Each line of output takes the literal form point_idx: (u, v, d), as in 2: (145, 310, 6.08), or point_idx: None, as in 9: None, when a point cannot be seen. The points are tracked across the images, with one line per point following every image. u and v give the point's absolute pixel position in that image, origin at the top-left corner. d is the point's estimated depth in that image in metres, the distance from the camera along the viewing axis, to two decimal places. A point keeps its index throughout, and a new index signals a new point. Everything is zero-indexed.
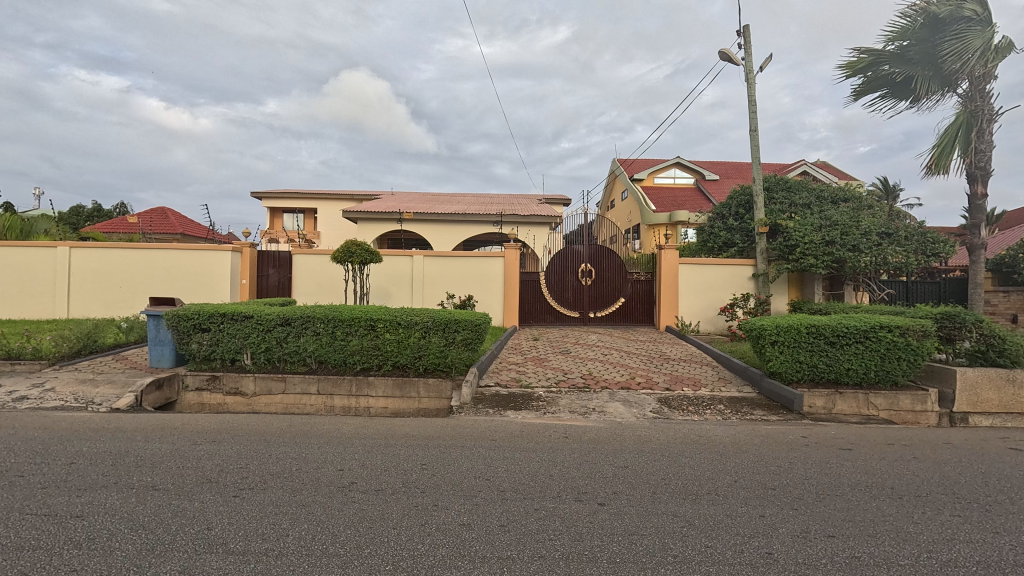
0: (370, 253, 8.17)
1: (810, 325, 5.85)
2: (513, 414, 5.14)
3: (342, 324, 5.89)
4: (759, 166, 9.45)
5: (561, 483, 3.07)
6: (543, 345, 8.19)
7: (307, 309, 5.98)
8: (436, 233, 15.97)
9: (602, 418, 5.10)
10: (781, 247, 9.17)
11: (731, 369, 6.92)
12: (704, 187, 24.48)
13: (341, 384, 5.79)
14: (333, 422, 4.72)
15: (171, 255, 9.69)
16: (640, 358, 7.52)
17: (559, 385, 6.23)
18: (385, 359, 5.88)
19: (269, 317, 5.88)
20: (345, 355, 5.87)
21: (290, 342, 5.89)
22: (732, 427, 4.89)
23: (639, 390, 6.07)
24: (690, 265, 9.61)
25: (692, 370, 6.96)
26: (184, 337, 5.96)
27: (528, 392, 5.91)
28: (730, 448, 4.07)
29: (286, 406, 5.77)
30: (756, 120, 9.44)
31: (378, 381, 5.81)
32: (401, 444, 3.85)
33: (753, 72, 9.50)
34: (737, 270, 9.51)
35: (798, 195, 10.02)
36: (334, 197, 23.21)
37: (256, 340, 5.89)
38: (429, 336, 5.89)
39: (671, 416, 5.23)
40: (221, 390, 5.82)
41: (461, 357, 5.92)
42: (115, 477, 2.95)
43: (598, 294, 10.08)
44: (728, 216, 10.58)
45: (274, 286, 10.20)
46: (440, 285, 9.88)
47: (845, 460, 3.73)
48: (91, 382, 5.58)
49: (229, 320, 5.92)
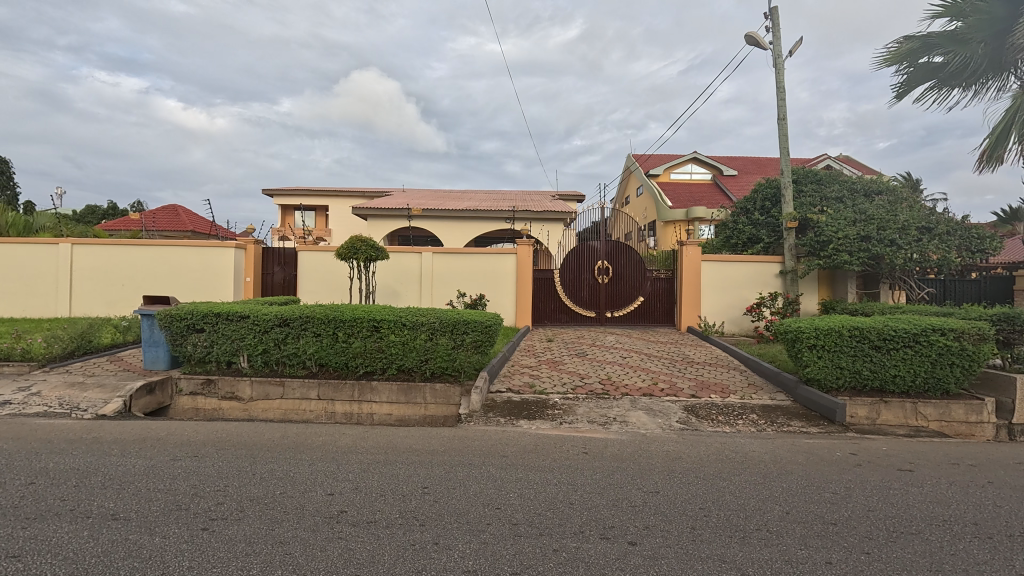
0: (376, 250, 7.79)
1: (852, 327, 5.32)
2: (526, 424, 4.71)
3: (344, 325, 5.50)
4: (787, 157, 8.89)
5: (583, 515, 2.64)
6: (558, 347, 7.76)
7: (307, 309, 5.61)
8: (447, 230, 15.60)
9: (624, 429, 4.65)
10: (811, 243, 8.57)
11: (761, 374, 6.43)
12: (722, 182, 23.76)
13: (343, 390, 5.44)
14: (331, 432, 4.35)
15: (173, 251, 9.40)
16: (661, 361, 7.06)
17: (575, 390, 5.80)
18: (389, 362, 5.50)
19: (267, 317, 5.52)
20: (346, 358, 5.50)
21: (289, 344, 5.53)
22: (770, 441, 4.41)
23: (663, 397, 5.61)
24: (713, 262, 9.10)
25: (719, 375, 6.47)
26: (178, 338, 5.64)
27: (543, 398, 5.49)
28: (773, 467, 3.59)
29: (285, 412, 5.47)
30: (785, 107, 8.87)
31: (382, 386, 5.44)
32: (402, 461, 3.46)
33: (781, 57, 8.96)
34: (763, 268, 8.98)
35: (829, 187, 9.42)
36: (345, 195, 22.99)
37: (253, 342, 5.54)
38: (436, 338, 5.48)
39: (700, 427, 4.76)
40: (217, 394, 5.53)
41: (470, 361, 5.51)
42: (72, 504, 2.59)
43: (615, 293, 9.61)
44: (752, 210, 10.00)
45: (279, 284, 10.11)
46: (450, 283, 9.49)
47: (909, 485, 3.26)
48: (79, 386, 5.27)
49: (224, 320, 5.58)
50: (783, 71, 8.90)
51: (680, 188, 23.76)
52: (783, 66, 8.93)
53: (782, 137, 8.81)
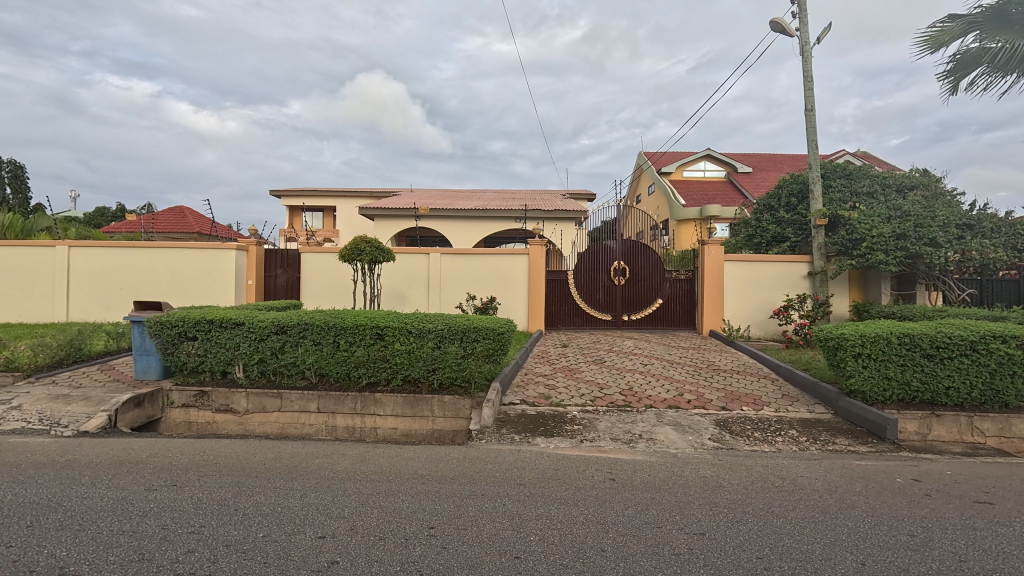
0: (382, 251, 7.41)
1: (902, 334, 4.81)
2: (543, 443, 4.28)
3: (345, 333, 5.10)
4: (815, 150, 8.39)
5: (618, 568, 2.21)
6: (573, 353, 7.32)
7: (306, 316, 5.22)
8: (455, 230, 15.20)
9: (652, 449, 4.22)
10: (842, 241, 8.05)
11: (796, 384, 5.95)
12: (736, 180, 23.15)
13: (345, 402, 5.07)
14: (329, 453, 3.95)
15: (171, 253, 9.09)
16: (685, 369, 6.59)
17: (595, 402, 5.36)
18: (394, 373, 5.10)
19: (263, 325, 5.13)
20: (349, 368, 5.11)
21: (287, 352, 5.15)
22: (818, 464, 3.94)
23: (691, 410, 5.16)
24: (737, 262, 8.61)
25: (750, 385, 5.99)
26: (169, 347, 5.27)
27: (560, 412, 5.06)
28: (831, 499, 3.13)
29: (283, 426, 5.11)
30: (812, 98, 8.37)
31: (387, 398, 5.06)
32: (407, 492, 3.05)
33: (809, 44, 8.45)
34: (790, 269, 8.48)
35: (859, 182, 8.87)
36: (354, 195, 22.73)
37: (249, 351, 5.17)
38: (445, 346, 5.06)
39: (736, 446, 4.30)
40: (211, 407, 5.18)
41: (481, 372, 5.10)
42: (17, 554, 2.20)
43: (633, 294, 9.15)
44: (776, 207, 9.47)
45: (283, 286, 9.71)
46: (459, 285, 9.08)
47: (995, 523, 2.80)
48: (64, 399, 4.92)
49: (218, 327, 5.19)
50: (810, 59, 8.39)
51: (693, 186, 23.19)
52: (810, 53, 8.43)
53: (810, 129, 8.31)
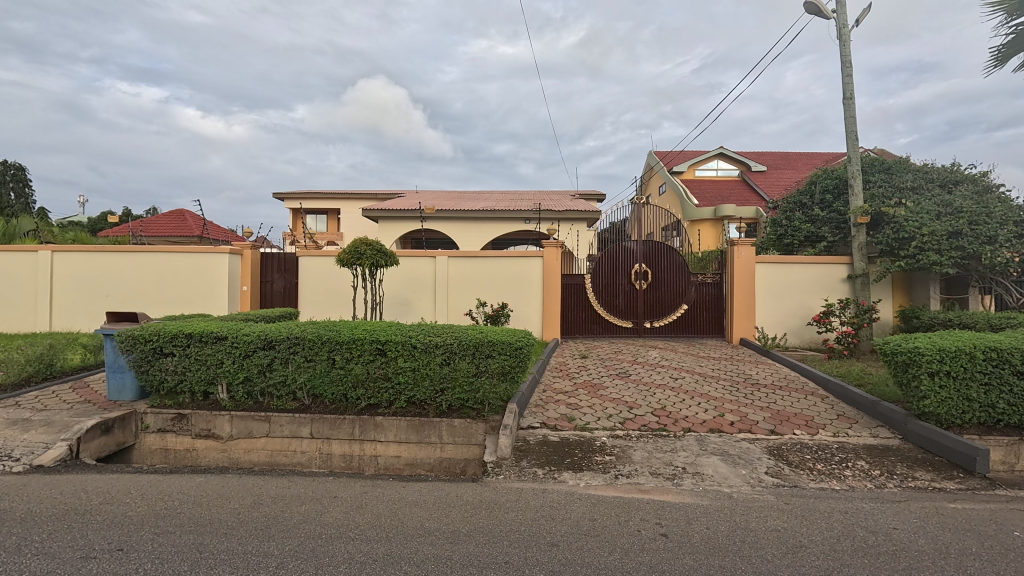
0: (384, 254, 6.79)
1: (987, 347, 4.10)
2: (572, 480, 3.64)
3: (341, 348, 4.47)
4: (855, 141, 7.71)
5: None
6: (594, 366, 6.67)
7: (297, 329, 4.59)
8: (463, 232, 14.61)
9: (700, 487, 3.57)
10: (887, 241, 7.35)
11: (850, 402, 5.28)
12: (750, 179, 22.42)
13: (342, 427, 4.49)
14: (319, 494, 3.33)
15: (159, 257, 8.50)
16: (721, 384, 5.92)
17: (625, 426, 4.71)
18: (397, 394, 4.49)
19: (248, 340, 4.51)
20: (346, 389, 4.50)
21: (275, 370, 4.54)
22: (905, 509, 3.27)
23: (737, 436, 4.50)
24: (769, 264, 7.94)
25: (797, 403, 5.31)
26: (143, 364, 4.64)
27: (587, 438, 4.41)
28: (948, 568, 2.46)
29: (271, 454, 4.54)
30: (851, 85, 7.70)
31: (389, 423, 4.47)
32: (410, 561, 2.41)
33: (847, 27, 7.78)
34: (827, 271, 7.79)
35: (901, 175, 8.13)
36: (358, 196, 22.24)
37: (233, 369, 4.55)
38: (454, 363, 4.43)
39: (801, 483, 3.63)
40: (190, 433, 4.59)
41: (496, 392, 4.47)
42: None
43: (655, 299, 8.49)
44: (809, 204, 8.76)
45: (280, 293, 9.17)
46: (467, 290, 8.46)
47: None
48: (22, 425, 4.32)
49: (197, 342, 4.57)
50: (848, 43, 7.73)
51: (706, 185, 22.46)
52: (848, 36, 7.77)
53: (849, 119, 7.64)
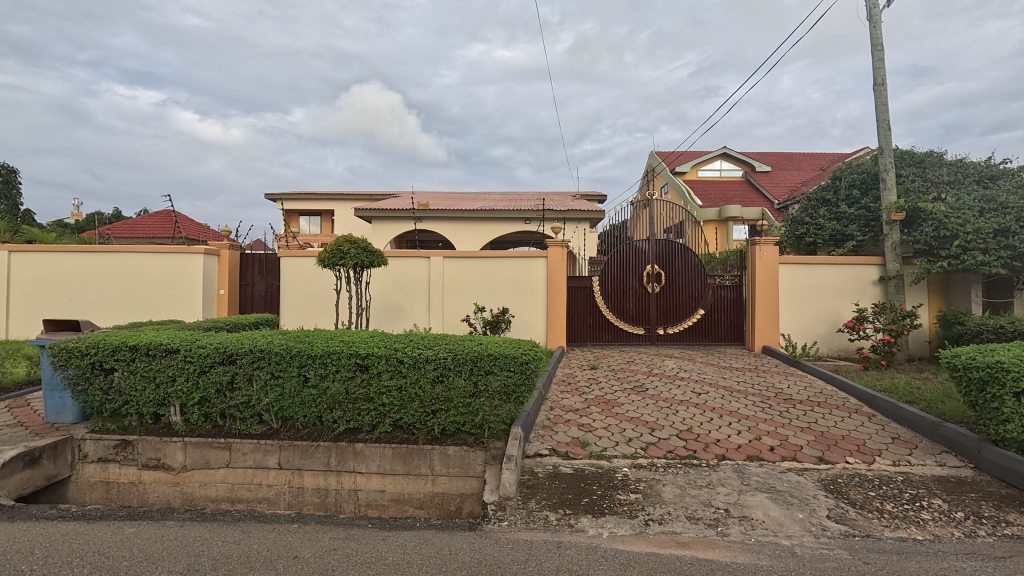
0: (370, 253, 6.10)
1: None
2: (591, 529, 2.94)
3: (313, 363, 3.76)
4: (887, 132, 7.07)
5: None
6: (607, 379, 5.98)
7: (263, 340, 3.89)
8: (459, 233, 13.93)
9: (752, 537, 2.87)
10: (925, 240, 6.65)
11: (902, 422, 4.61)
12: (755, 180, 21.81)
13: (316, 456, 3.82)
14: (275, 555, 2.63)
15: (127, 258, 7.78)
16: (750, 400, 5.25)
17: (649, 453, 4.03)
18: (380, 417, 3.81)
19: (204, 353, 3.80)
20: (320, 411, 3.81)
21: (237, 389, 3.85)
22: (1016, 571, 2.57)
23: (783, 466, 3.81)
24: (794, 265, 7.29)
25: (842, 423, 4.64)
26: (79, 383, 3.93)
27: (606, 471, 3.72)
28: None
29: (232, 488, 3.86)
30: (883, 71, 7.07)
31: (371, 451, 3.81)
32: None
33: (877, 9, 7.16)
34: (858, 274, 7.13)
35: (935, 169, 7.46)
36: (352, 196, 21.57)
37: (186, 387, 3.84)
38: (448, 380, 3.74)
39: (874, 533, 2.94)
40: (136, 463, 3.90)
41: (498, 415, 3.78)
42: None
43: (668, 304, 7.84)
44: (833, 201, 8.08)
45: (261, 296, 8.53)
46: (464, 294, 7.78)
47: None
48: None
49: (143, 356, 3.85)
50: (879, 25, 7.11)
51: (709, 186, 21.83)
52: (878, 18, 7.15)
53: (881, 107, 7.00)
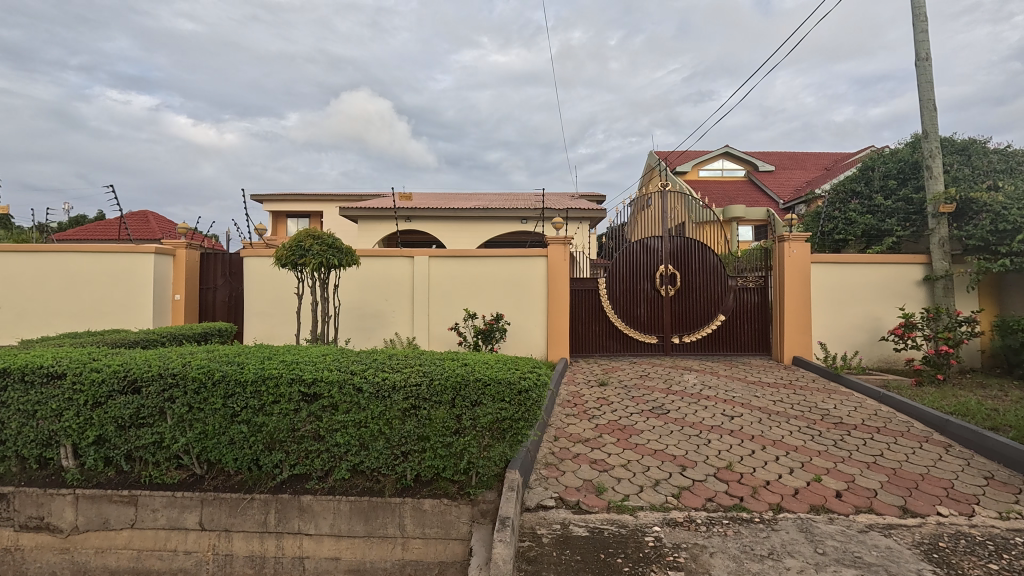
0: (338, 251, 5.20)
1: None
2: None
3: (243, 392, 2.84)
4: (932, 112, 6.23)
5: None
6: (619, 398, 5.07)
7: (179, 361, 2.96)
8: (453, 234, 13.03)
9: None
10: (979, 235, 5.81)
11: (991, 455, 3.72)
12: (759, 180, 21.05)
13: (249, 513, 2.90)
14: None
15: (64, 258, 6.82)
16: (793, 424, 4.37)
17: (684, 503, 3.12)
18: (332, 463, 2.88)
19: (98, 380, 2.87)
20: (253, 455, 2.88)
21: (143, 426, 2.92)
22: None
23: (862, 523, 2.91)
24: (827, 265, 6.43)
25: (914, 456, 3.76)
26: None
27: (634, 533, 2.79)
28: None
29: (139, 555, 2.95)
30: (926, 45, 6.24)
31: (322, 506, 2.88)
32: None
33: None
34: (900, 273, 6.28)
35: (983, 156, 6.63)
36: (341, 197, 20.66)
37: (77, 424, 2.90)
38: (423, 412, 2.82)
39: None
40: (13, 523, 2.99)
41: (488, 458, 2.86)
42: None
43: (683, 310, 6.97)
44: (866, 192, 7.27)
45: (223, 302, 7.62)
46: (452, 299, 6.87)
47: None
48: None
49: (17, 385, 2.91)
50: None
51: (712, 186, 21.00)
52: None
53: (925, 84, 6.17)
